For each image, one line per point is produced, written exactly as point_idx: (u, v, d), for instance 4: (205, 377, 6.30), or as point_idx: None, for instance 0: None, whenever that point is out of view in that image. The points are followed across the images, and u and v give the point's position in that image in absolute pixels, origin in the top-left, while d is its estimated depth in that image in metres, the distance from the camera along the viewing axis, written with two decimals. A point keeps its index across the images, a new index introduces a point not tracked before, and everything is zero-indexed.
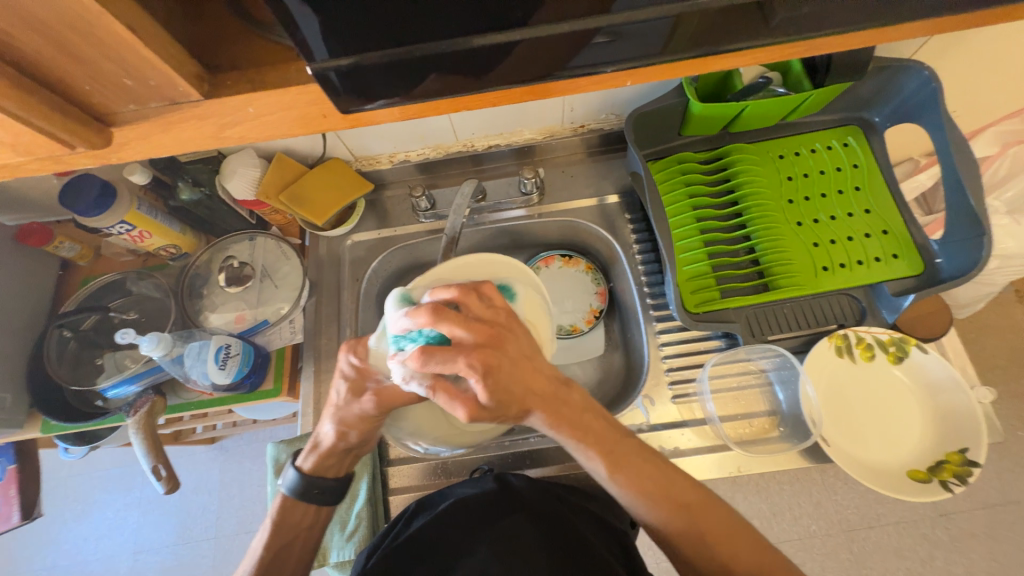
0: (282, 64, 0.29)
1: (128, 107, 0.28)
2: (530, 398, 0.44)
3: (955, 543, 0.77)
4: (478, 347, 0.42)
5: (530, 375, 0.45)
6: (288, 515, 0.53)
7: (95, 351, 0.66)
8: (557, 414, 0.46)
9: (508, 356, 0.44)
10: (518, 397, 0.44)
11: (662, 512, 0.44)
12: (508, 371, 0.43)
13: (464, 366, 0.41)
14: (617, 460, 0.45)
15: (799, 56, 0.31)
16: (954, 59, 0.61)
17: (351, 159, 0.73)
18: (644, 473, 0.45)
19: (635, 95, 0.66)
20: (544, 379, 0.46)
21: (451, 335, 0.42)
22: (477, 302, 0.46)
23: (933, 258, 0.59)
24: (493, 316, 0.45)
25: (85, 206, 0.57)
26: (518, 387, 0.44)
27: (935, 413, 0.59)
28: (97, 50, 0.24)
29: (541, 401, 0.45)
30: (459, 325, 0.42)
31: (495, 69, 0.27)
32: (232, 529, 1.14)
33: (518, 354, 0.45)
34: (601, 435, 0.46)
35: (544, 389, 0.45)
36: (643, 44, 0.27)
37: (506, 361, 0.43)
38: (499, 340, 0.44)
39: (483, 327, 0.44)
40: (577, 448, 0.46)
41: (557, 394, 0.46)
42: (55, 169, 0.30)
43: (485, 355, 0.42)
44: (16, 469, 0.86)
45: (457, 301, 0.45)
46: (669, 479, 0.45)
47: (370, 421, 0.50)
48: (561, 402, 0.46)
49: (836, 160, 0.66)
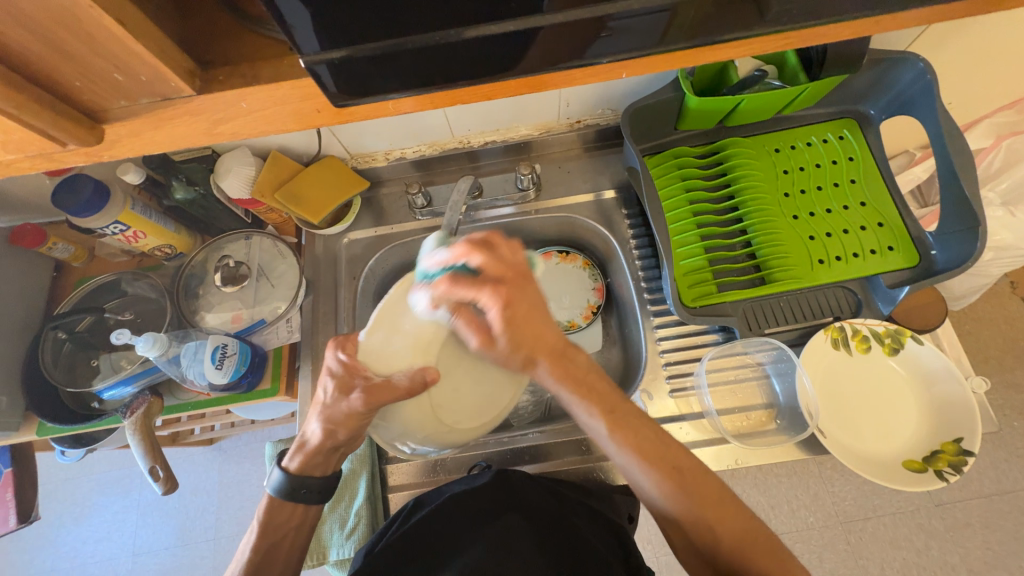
0: (274, 59, 0.28)
1: (119, 103, 0.27)
2: (539, 346, 0.48)
3: (951, 533, 0.77)
4: (503, 283, 0.47)
5: (540, 325, 0.48)
6: (276, 515, 0.52)
7: (90, 353, 0.65)
8: (562, 369, 0.48)
9: (524, 299, 0.48)
10: (526, 343, 0.48)
11: (655, 475, 0.44)
12: (524, 313, 0.47)
13: (486, 297, 0.46)
14: (618, 421, 0.47)
15: (794, 46, 0.31)
16: (948, 51, 0.62)
17: (346, 157, 0.73)
18: (640, 437, 0.46)
19: (631, 89, 0.66)
20: (548, 336, 0.49)
21: (470, 283, 0.46)
22: (493, 254, 0.48)
23: (928, 249, 0.60)
24: (515, 264, 0.48)
25: (77, 206, 0.57)
26: (530, 333, 0.48)
27: (930, 403, 0.59)
28: (87, 46, 0.24)
29: (549, 352, 0.49)
30: (484, 262, 0.47)
31: (489, 62, 0.27)
32: (231, 529, 1.14)
33: (528, 307, 0.48)
34: (603, 396, 0.48)
35: (552, 343, 0.49)
36: (638, 35, 0.27)
37: (523, 303, 0.47)
38: (520, 284, 0.48)
39: (508, 268, 0.48)
40: (580, 405, 0.48)
41: (564, 351, 0.49)
42: (47, 167, 0.30)
43: (506, 292, 0.47)
44: (13, 472, 0.86)
45: (487, 242, 0.48)
46: (663, 443, 0.46)
47: (358, 418, 0.48)
48: (569, 358, 0.49)
49: (831, 153, 0.66)
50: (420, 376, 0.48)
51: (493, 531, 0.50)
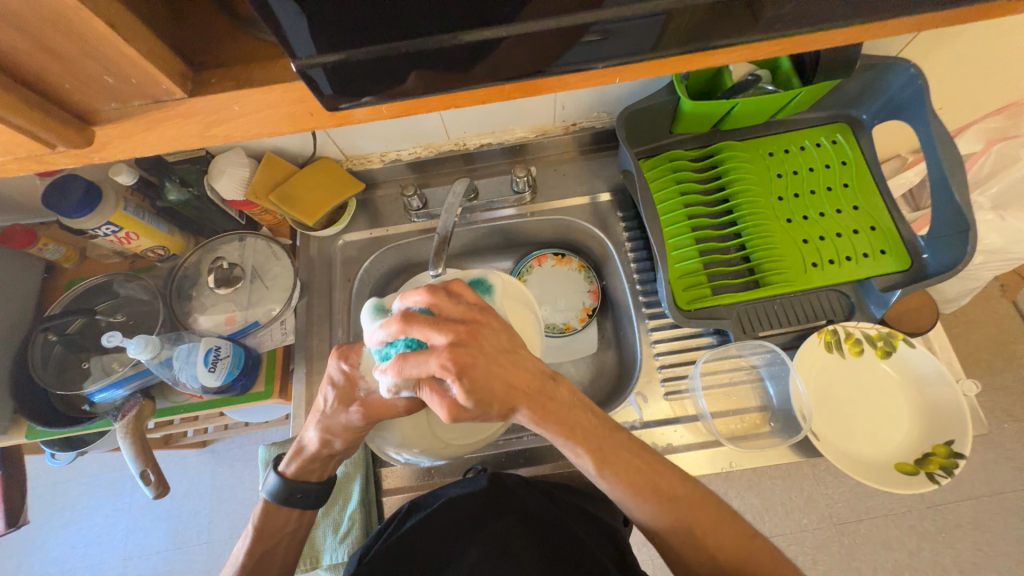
0: (267, 61, 0.28)
1: (111, 105, 0.27)
2: (515, 392, 0.44)
3: (943, 535, 0.78)
4: (456, 337, 0.42)
5: (511, 372, 0.44)
6: (271, 521, 0.52)
7: (82, 355, 0.64)
8: (543, 409, 0.44)
9: (484, 352, 0.43)
10: (498, 394, 0.43)
11: (649, 507, 0.44)
12: (488, 361, 0.43)
13: (439, 364, 0.41)
14: (606, 459, 0.45)
15: (786, 52, 0.31)
16: (938, 57, 0.62)
17: (341, 159, 0.73)
18: (631, 472, 0.45)
19: (626, 92, 0.66)
20: (525, 380, 0.44)
21: (427, 327, 0.42)
22: (446, 301, 0.45)
23: (920, 253, 0.60)
24: (463, 311, 0.45)
25: (69, 206, 0.56)
26: (500, 385, 0.43)
27: (922, 406, 0.60)
28: (78, 48, 0.23)
29: (527, 394, 0.44)
30: (439, 307, 0.44)
31: (484, 66, 0.27)
32: (224, 533, 1.13)
33: (496, 349, 0.44)
34: (589, 431, 0.45)
35: (529, 384, 0.44)
36: (632, 41, 0.27)
37: (482, 358, 0.42)
38: (474, 334, 0.43)
39: (456, 320, 0.44)
40: (566, 447, 0.45)
41: (543, 389, 0.45)
42: (38, 169, 0.29)
43: (459, 353, 0.41)
44: (1, 476, 0.85)
45: (431, 299, 0.44)
46: (656, 474, 0.45)
47: (356, 431, 0.50)
48: (548, 397, 0.45)
49: (824, 157, 0.66)
50: (420, 395, 0.50)
51: (487, 535, 0.49)
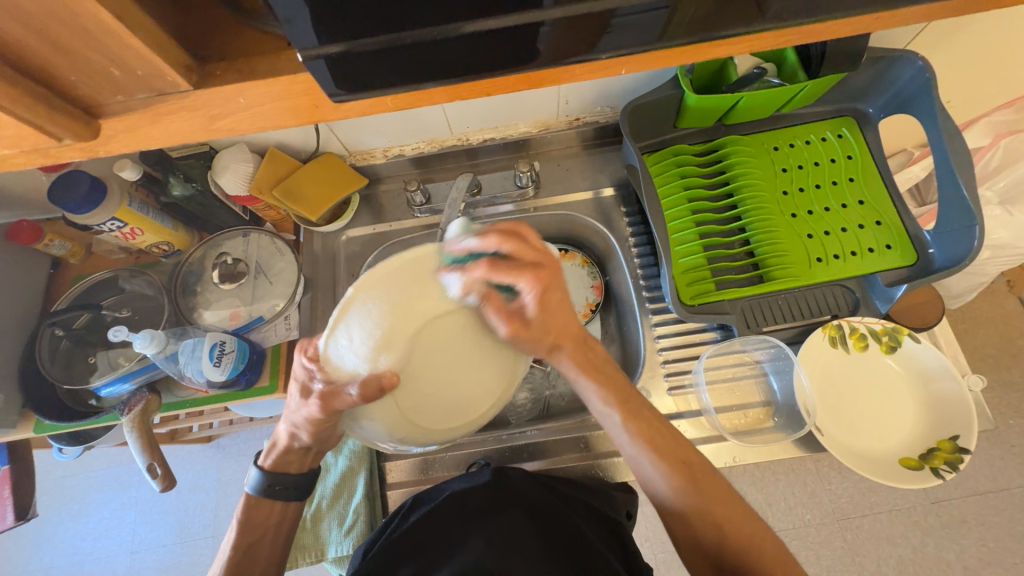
0: (271, 54, 0.28)
1: (115, 98, 0.27)
2: (562, 334, 0.50)
3: (947, 531, 0.77)
4: (535, 271, 0.46)
5: (561, 317, 0.50)
6: (254, 514, 0.53)
7: (87, 350, 0.65)
8: (581, 355, 0.52)
9: (556, 288, 0.48)
10: (553, 330, 0.49)
11: (666, 467, 0.47)
12: (556, 301, 0.48)
13: (525, 283, 0.45)
14: (631, 411, 0.50)
15: (793, 42, 0.30)
16: (947, 49, 0.62)
17: (345, 154, 0.73)
18: (651, 429, 0.49)
19: (630, 86, 0.65)
20: (572, 326, 0.51)
21: (506, 263, 0.44)
22: (524, 244, 0.46)
23: (926, 248, 0.60)
24: (540, 257, 0.47)
25: (75, 202, 0.57)
26: (555, 324, 0.50)
27: (927, 401, 0.60)
28: (82, 40, 0.23)
29: (574, 339, 0.51)
30: (516, 248, 0.45)
31: (488, 58, 0.27)
32: (230, 527, 1.14)
33: (559, 293, 0.48)
34: (618, 387, 0.51)
35: (574, 332, 0.51)
36: (636, 32, 0.27)
37: (554, 290, 0.48)
38: (552, 272, 0.47)
39: (535, 259, 0.46)
40: (597, 395, 0.51)
41: (586, 341, 0.52)
42: (44, 162, 0.29)
43: (542, 281, 0.46)
44: (11, 469, 0.86)
45: (516, 232, 0.46)
46: (674, 438, 0.49)
47: (320, 424, 0.47)
48: (589, 347, 0.52)
49: (830, 151, 0.66)
50: (376, 382, 0.38)
51: (491, 528, 0.50)
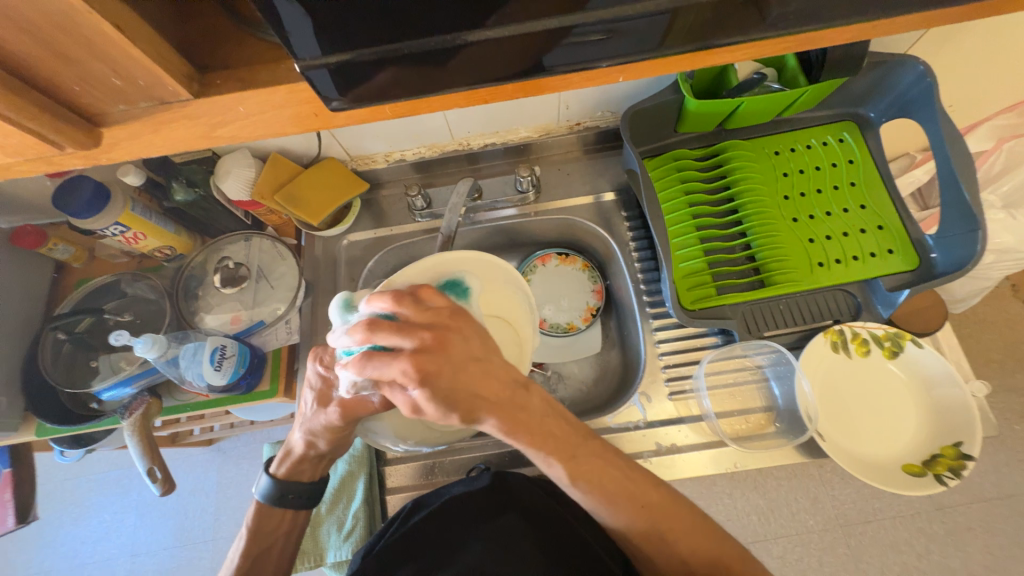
0: (272, 62, 0.28)
1: (118, 107, 0.28)
2: (479, 400, 0.41)
3: (951, 537, 0.77)
4: (421, 343, 0.39)
5: (478, 378, 0.41)
6: (264, 523, 0.53)
7: (90, 354, 0.65)
8: (511, 418, 0.42)
9: (456, 353, 0.40)
10: (465, 401, 0.40)
11: (626, 514, 0.44)
12: (453, 370, 0.40)
13: (402, 372, 0.38)
14: (580, 467, 0.44)
15: (791, 50, 0.31)
16: (948, 54, 0.61)
17: (346, 159, 0.73)
18: (600, 473, 0.44)
19: (631, 91, 0.66)
20: (495, 386, 0.41)
21: (392, 332, 0.39)
22: (413, 307, 0.41)
23: (928, 253, 0.59)
24: (433, 318, 0.41)
25: (78, 206, 0.57)
26: (466, 390, 0.40)
27: (930, 407, 0.59)
28: (85, 50, 0.24)
29: (495, 403, 0.41)
30: (408, 316, 0.41)
31: (486, 66, 0.27)
32: (230, 530, 1.14)
33: (464, 356, 0.41)
34: (559, 441, 0.44)
35: (497, 392, 0.41)
36: (634, 39, 0.27)
37: (448, 366, 0.39)
38: (442, 340, 0.40)
39: (423, 326, 0.40)
40: (535, 454, 0.43)
41: (514, 398, 0.42)
42: (47, 170, 0.30)
43: (425, 360, 0.38)
44: (12, 473, 0.86)
45: (408, 296, 0.42)
46: (625, 478, 0.45)
47: (339, 431, 0.49)
48: (519, 406, 0.42)
49: (831, 156, 0.66)
50: None
51: (490, 530, 0.50)
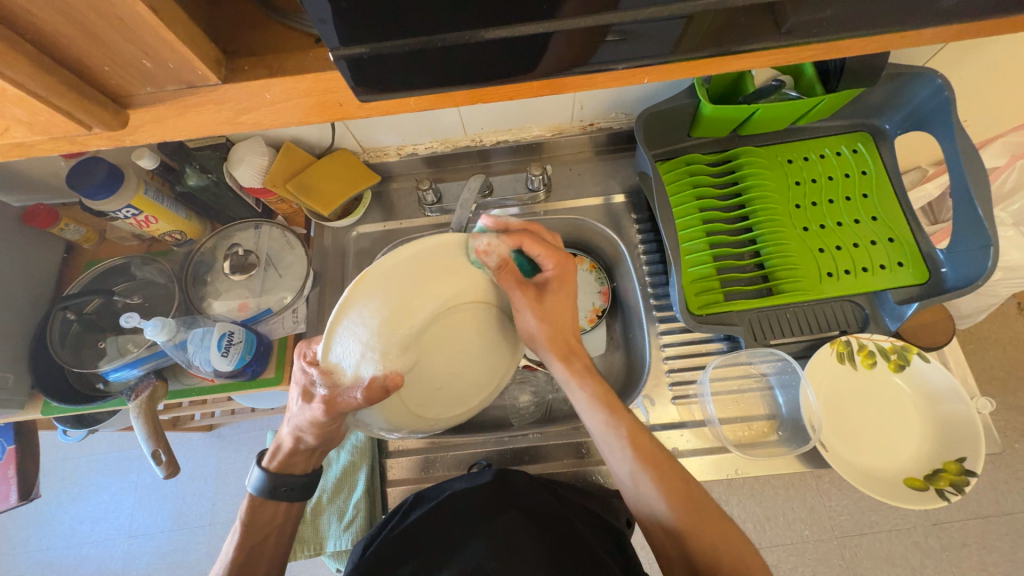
0: (297, 51, 0.28)
1: (144, 90, 0.28)
2: (562, 335, 0.54)
3: (947, 553, 0.77)
4: (558, 261, 0.52)
5: (567, 318, 0.54)
6: (271, 507, 0.53)
7: (97, 334, 0.66)
8: (577, 365, 0.54)
9: (566, 288, 0.54)
10: (557, 326, 0.53)
11: (663, 486, 0.48)
12: (563, 296, 0.53)
13: (552, 264, 0.52)
14: (620, 424, 0.51)
15: (817, 57, 0.31)
16: (968, 68, 0.61)
17: (358, 151, 0.73)
18: (645, 447, 0.50)
19: (646, 94, 0.66)
20: (571, 329, 0.55)
21: (536, 243, 0.51)
22: (541, 241, 0.52)
23: (939, 266, 0.59)
24: (558, 252, 0.53)
25: (93, 187, 0.57)
26: (560, 318, 0.53)
27: (935, 422, 0.59)
28: (118, 31, 0.24)
29: (569, 345, 0.55)
30: (536, 245, 0.51)
31: (512, 64, 0.27)
32: (227, 516, 1.14)
33: (563, 297, 0.54)
34: (609, 400, 0.52)
35: (571, 340, 0.55)
36: (662, 40, 0.27)
37: (559, 291, 0.53)
38: (564, 269, 0.53)
39: (554, 254, 0.52)
40: (594, 410, 0.52)
41: (576, 351, 0.55)
42: (70, 150, 0.30)
43: (554, 272, 0.52)
44: (16, 449, 0.87)
45: (533, 232, 0.52)
46: (666, 457, 0.50)
47: (324, 426, 0.48)
48: (579, 356, 0.55)
49: (844, 166, 0.66)
50: (380, 383, 0.41)
51: (493, 530, 0.50)
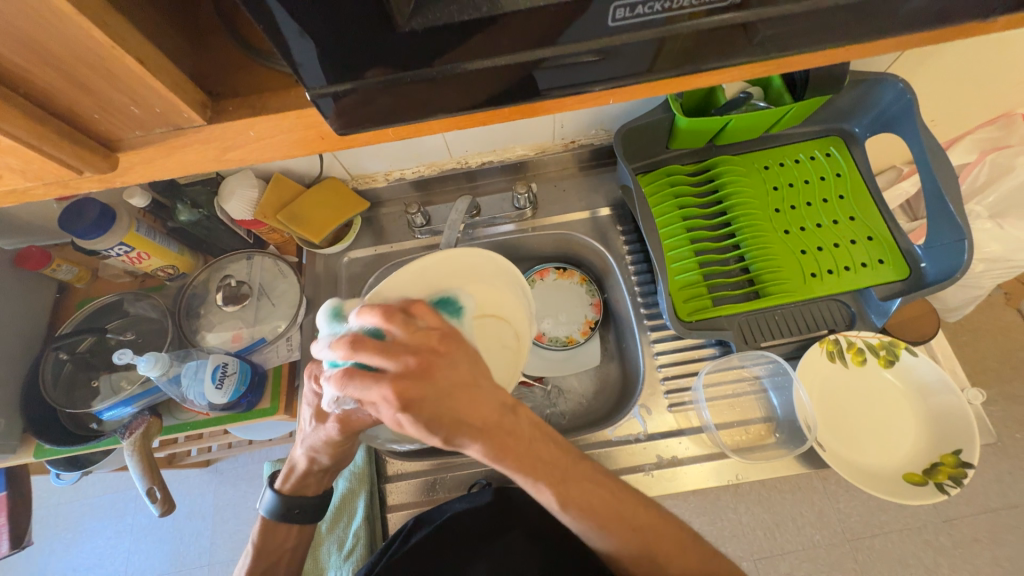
0: (281, 90, 0.30)
1: (134, 133, 0.29)
2: (464, 427, 0.37)
3: (960, 550, 0.76)
4: (413, 368, 0.35)
5: (467, 403, 0.37)
6: (268, 541, 0.53)
7: (91, 373, 0.65)
8: (499, 443, 0.39)
9: (446, 377, 0.37)
10: (448, 425, 0.36)
11: (618, 538, 0.44)
12: (440, 395, 0.36)
13: (378, 394, 0.34)
14: (569, 491, 0.42)
15: (774, 71, 0.32)
16: (929, 71, 0.64)
17: (347, 178, 0.75)
18: (591, 498, 0.43)
19: (623, 111, 0.68)
20: (488, 410, 0.38)
21: (380, 347, 0.35)
22: (409, 323, 0.37)
23: (919, 261, 0.61)
24: (438, 327, 0.38)
25: (85, 227, 0.58)
26: (450, 415, 0.37)
27: (928, 415, 0.60)
28: (108, 82, 0.25)
29: (483, 429, 0.38)
30: (400, 336, 0.36)
31: (486, 93, 0.28)
32: (227, 554, 1.12)
33: (458, 381, 0.37)
34: (551, 464, 0.42)
35: (489, 417, 0.38)
36: (628, 64, 0.28)
37: (433, 389, 0.36)
38: (431, 363, 0.36)
39: (417, 348, 0.36)
40: (524, 479, 0.41)
41: (501, 423, 0.39)
42: (62, 194, 0.31)
43: (411, 386, 0.35)
44: (7, 497, 0.85)
45: (392, 315, 0.37)
46: (620, 504, 0.44)
47: (339, 446, 0.49)
48: (506, 432, 0.39)
49: (819, 169, 0.68)
50: None
51: (493, 550, 0.50)
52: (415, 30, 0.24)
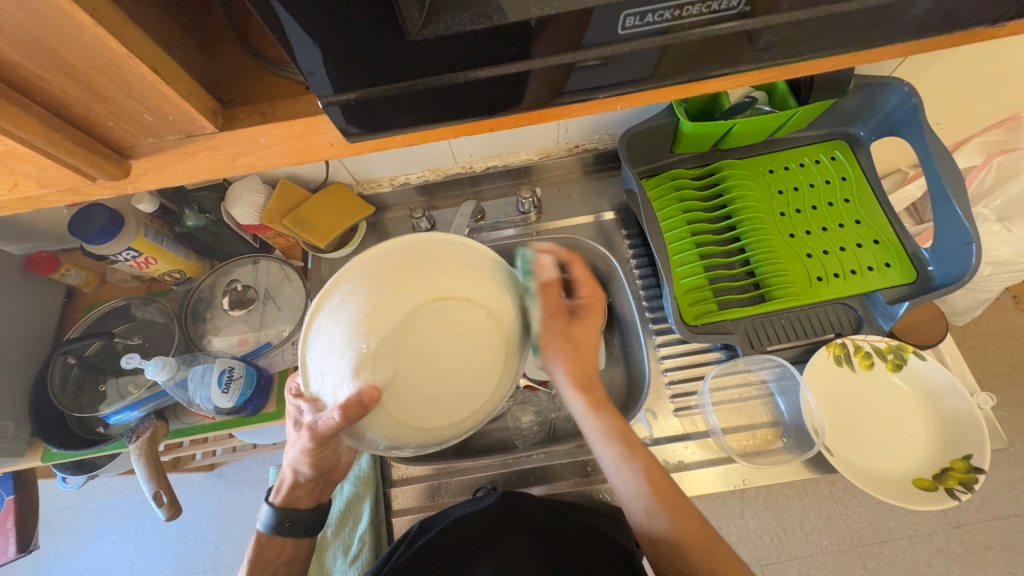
0: (292, 98, 0.30)
1: (146, 140, 0.29)
2: (581, 358, 0.56)
3: (971, 557, 0.75)
4: (592, 290, 0.58)
5: (587, 345, 0.57)
6: (274, 547, 0.53)
7: (98, 377, 0.66)
8: (591, 391, 0.56)
9: (596, 315, 0.58)
10: (584, 342, 0.56)
11: (673, 511, 0.48)
12: (589, 325, 0.57)
13: (587, 294, 0.57)
14: (636, 457, 0.51)
15: (780, 77, 0.32)
16: (936, 74, 0.64)
17: (352, 183, 0.75)
18: (654, 473, 0.51)
19: (627, 116, 0.68)
20: (595, 361, 0.57)
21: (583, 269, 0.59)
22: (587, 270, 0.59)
23: (926, 265, 0.60)
24: (593, 289, 0.58)
25: (93, 233, 0.58)
26: (587, 338, 0.57)
27: (938, 420, 0.60)
28: (122, 90, 0.25)
29: (584, 375, 0.56)
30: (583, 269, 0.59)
31: (494, 100, 0.28)
32: (231, 559, 1.12)
33: (594, 322, 0.57)
34: (623, 432, 0.53)
35: (590, 368, 0.56)
36: (634, 71, 0.28)
37: (593, 315, 0.57)
38: (598, 302, 0.58)
39: (593, 288, 0.58)
40: (602, 433, 0.53)
41: (590, 379, 0.56)
42: (74, 200, 0.31)
43: (595, 299, 0.58)
44: (14, 500, 0.86)
45: (568, 261, 0.59)
46: (673, 489, 0.50)
47: (316, 456, 0.49)
48: (596, 385, 0.56)
49: (824, 173, 0.68)
50: (357, 400, 0.42)
51: (498, 553, 0.50)
52: (426, 39, 0.24)
